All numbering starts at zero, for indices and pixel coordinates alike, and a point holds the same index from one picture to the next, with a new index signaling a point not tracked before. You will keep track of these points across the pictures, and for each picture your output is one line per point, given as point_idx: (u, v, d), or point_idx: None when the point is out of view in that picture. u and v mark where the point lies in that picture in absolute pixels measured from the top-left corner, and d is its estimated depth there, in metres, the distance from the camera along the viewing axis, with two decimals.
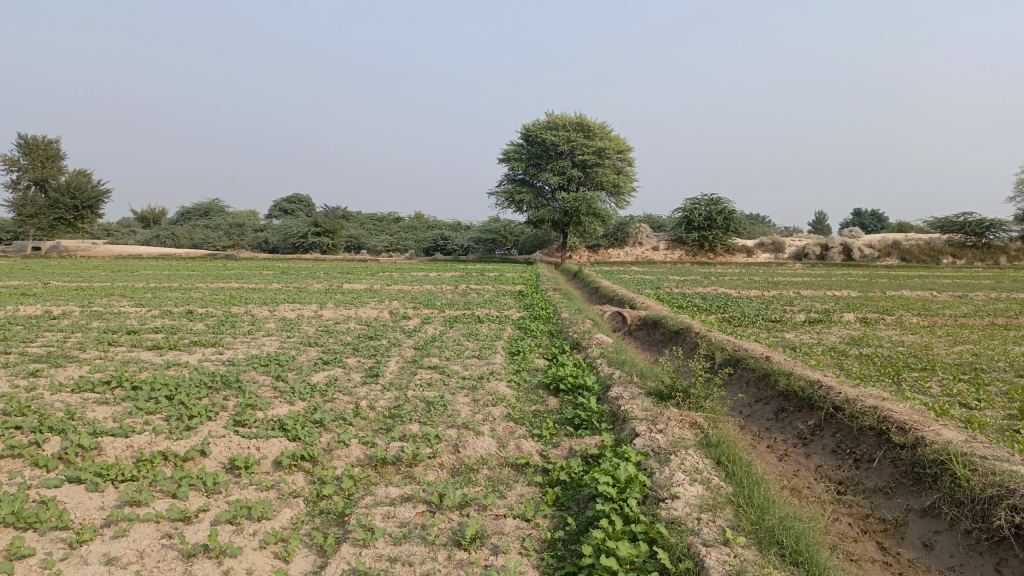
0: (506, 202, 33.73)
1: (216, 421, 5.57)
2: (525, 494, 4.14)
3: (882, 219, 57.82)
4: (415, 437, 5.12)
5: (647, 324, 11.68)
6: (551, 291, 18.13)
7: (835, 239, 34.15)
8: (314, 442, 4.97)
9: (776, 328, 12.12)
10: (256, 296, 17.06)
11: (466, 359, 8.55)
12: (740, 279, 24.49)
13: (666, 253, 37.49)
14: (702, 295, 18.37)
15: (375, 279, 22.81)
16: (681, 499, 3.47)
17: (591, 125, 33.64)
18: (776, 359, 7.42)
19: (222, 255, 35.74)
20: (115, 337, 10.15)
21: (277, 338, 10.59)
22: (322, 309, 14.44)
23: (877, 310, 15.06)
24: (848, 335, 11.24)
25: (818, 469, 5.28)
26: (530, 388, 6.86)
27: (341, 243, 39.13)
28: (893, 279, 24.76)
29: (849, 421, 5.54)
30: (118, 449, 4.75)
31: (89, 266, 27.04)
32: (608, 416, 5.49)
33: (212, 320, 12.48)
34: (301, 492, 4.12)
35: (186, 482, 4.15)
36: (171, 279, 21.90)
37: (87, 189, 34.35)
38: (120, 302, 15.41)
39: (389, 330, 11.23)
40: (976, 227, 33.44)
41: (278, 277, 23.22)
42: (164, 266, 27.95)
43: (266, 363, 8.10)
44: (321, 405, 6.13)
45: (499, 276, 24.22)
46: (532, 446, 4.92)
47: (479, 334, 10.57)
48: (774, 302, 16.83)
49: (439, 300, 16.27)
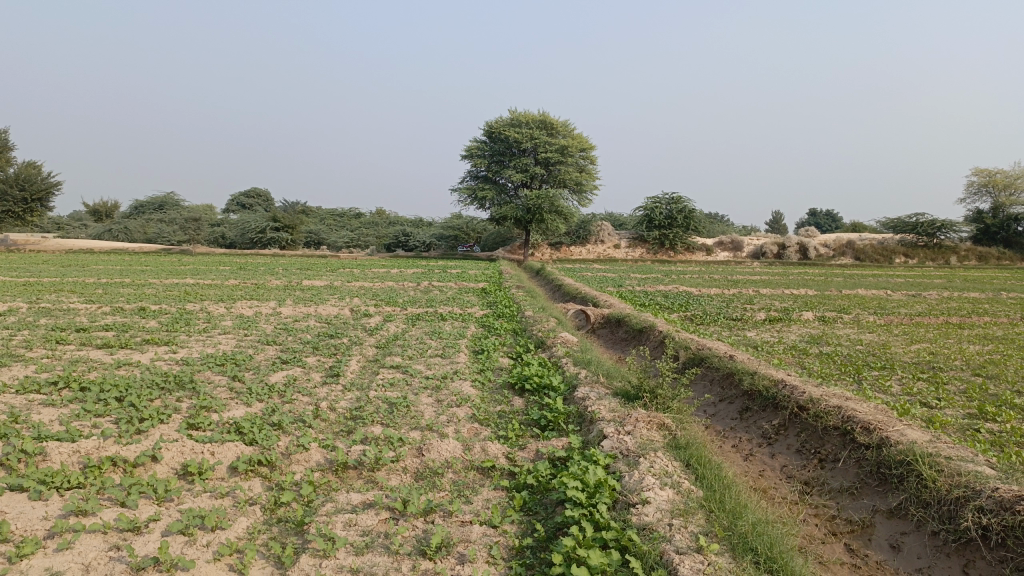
0: (468, 198, 33.51)
1: (169, 424, 5.35)
2: (491, 499, 4.04)
3: (837, 218, 59.03)
4: (377, 440, 4.99)
5: (611, 322, 11.64)
6: (514, 289, 18.06)
7: (792, 239, 34.65)
8: (271, 446, 4.80)
9: (738, 327, 12.21)
10: (212, 292, 16.67)
11: (429, 358, 8.41)
12: (701, 277, 24.68)
13: (627, 251, 37.70)
14: (664, 293, 18.47)
15: (335, 275, 22.48)
16: (652, 504, 3.39)
17: (554, 122, 33.59)
18: (740, 358, 7.43)
19: (177, 250, 34.93)
20: (64, 335, 9.78)
21: (234, 335, 10.32)
22: (282, 306, 14.16)
23: (834, 309, 15.28)
24: (808, 333, 11.37)
25: (784, 469, 5.28)
26: (494, 388, 6.75)
27: (300, 238, 38.55)
28: (848, 278, 25.24)
29: (814, 420, 5.54)
30: (64, 454, 4.52)
31: (37, 260, 26.19)
32: (575, 417, 5.41)
33: (166, 317, 12.13)
34: (258, 499, 3.96)
35: (136, 490, 3.96)
36: (124, 275, 21.33)
37: (36, 181, 33.39)
38: (69, 298, 14.91)
39: (350, 328, 11.02)
40: (927, 227, 34.06)
41: (235, 272, 22.77)
42: (117, 261, 27.23)
43: (223, 363, 7.87)
44: (279, 407, 5.95)
45: (461, 273, 24.07)
46: (497, 448, 4.82)
47: (442, 333, 10.43)
48: (734, 300, 16.97)
49: (400, 297, 16.08)
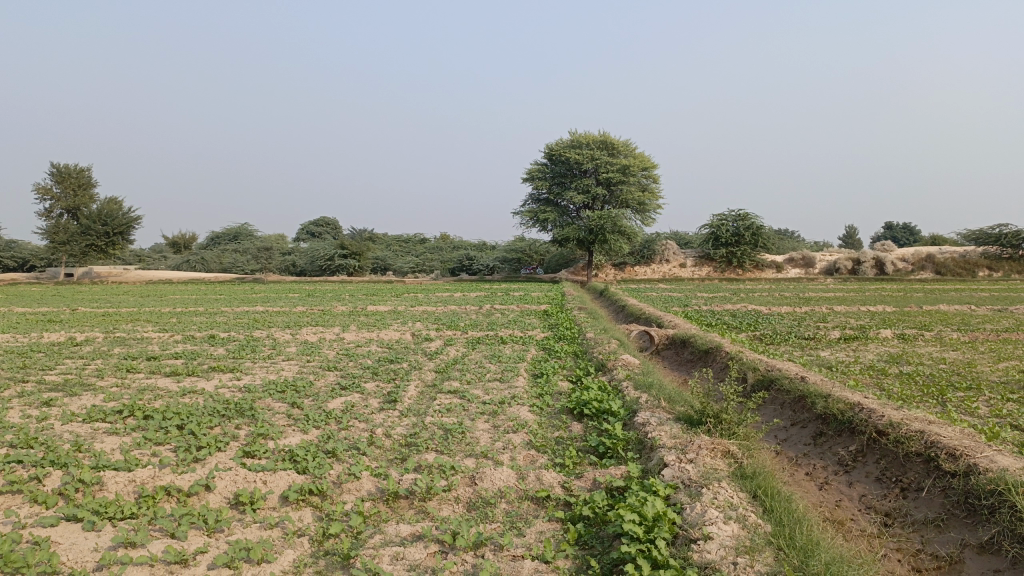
0: (531, 221, 33.49)
1: (225, 452, 5.35)
2: (544, 531, 3.85)
3: (914, 232, 56.83)
4: (430, 468, 4.87)
5: (676, 343, 11.32)
6: (577, 311, 17.80)
7: (866, 254, 33.44)
8: (323, 475, 4.72)
9: (810, 346, 11.72)
10: (279, 319, 16.96)
11: (488, 383, 8.28)
12: (770, 295, 23.94)
13: (693, 270, 37.01)
14: (731, 312, 17.96)
15: (400, 300, 22.68)
16: (714, 540, 3.15)
17: (615, 142, 33.32)
18: (813, 380, 7.06)
19: (250, 279, 35.91)
20: (135, 364, 10.03)
21: (297, 362, 10.41)
22: (345, 332, 14.28)
23: (914, 326, 14.55)
24: (886, 352, 10.81)
25: (862, 498, 4.93)
26: (553, 413, 6.57)
27: (367, 264, 39.15)
28: (928, 293, 24.12)
29: (894, 446, 5.18)
30: (120, 484, 4.53)
31: (119, 292, 27.27)
32: (635, 443, 5.18)
33: (233, 344, 12.37)
34: (307, 531, 3.87)
35: (187, 520, 3.93)
36: (198, 304, 21.96)
37: (118, 217, 34.86)
38: (145, 328, 15.38)
39: (410, 353, 11.02)
40: (1012, 238, 32.51)
41: (303, 299, 23.20)
42: (192, 291, 28.13)
43: (283, 390, 7.90)
44: (335, 434, 5.90)
45: (524, 295, 23.96)
46: (553, 477, 4.63)
47: (502, 356, 10.30)
48: (806, 318, 16.35)
49: (462, 320, 16.05)
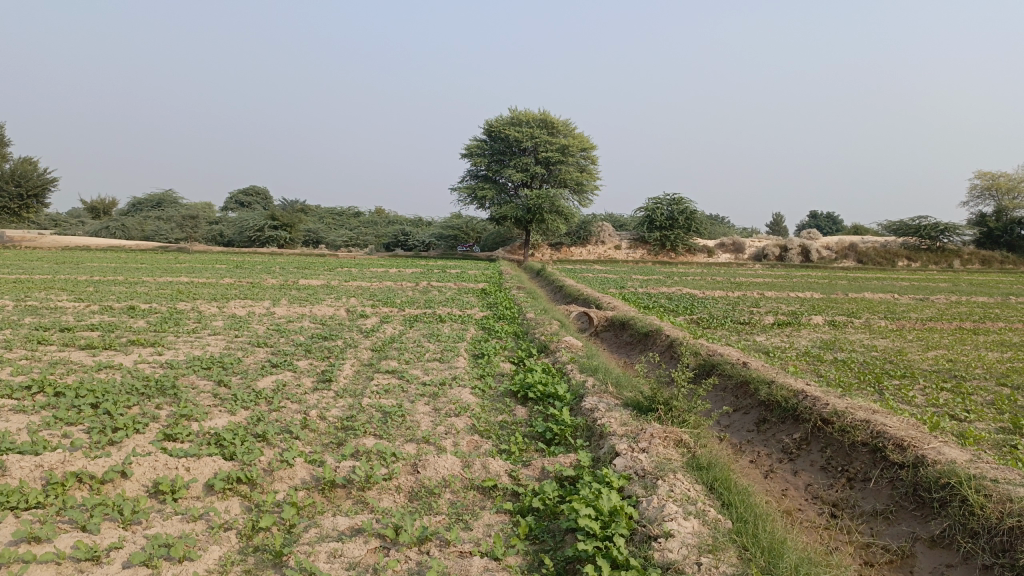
0: (468, 199, 33.07)
1: (145, 435, 4.95)
2: (493, 525, 3.64)
3: (837, 221, 58.65)
4: (369, 455, 4.59)
5: (615, 325, 11.26)
6: (514, 290, 17.63)
7: (794, 241, 34.28)
8: (252, 461, 4.39)
9: (746, 331, 11.81)
10: (205, 291, 16.25)
11: (427, 363, 7.99)
12: (704, 278, 24.25)
13: (628, 252, 37.30)
14: (668, 295, 18.02)
15: (333, 274, 22.04)
16: (677, 538, 2.99)
17: (555, 122, 33.06)
18: (754, 365, 7.03)
19: (174, 248, 34.46)
20: (46, 335, 9.36)
21: (224, 337, 9.90)
22: (276, 306, 13.73)
23: (843, 313, 14.90)
24: (819, 339, 10.98)
25: (808, 488, 4.90)
26: (495, 396, 6.37)
27: (299, 237, 38.11)
28: (853, 281, 24.85)
29: (840, 435, 5.16)
30: (25, 469, 4.09)
31: (32, 258, 25.76)
32: (583, 430, 5.02)
33: (155, 317, 11.72)
34: (235, 523, 3.57)
35: (100, 512, 3.56)
36: (117, 273, 20.85)
37: (33, 178, 32.93)
38: (59, 297, 14.48)
39: (345, 330, 10.61)
40: (930, 230, 33.79)
41: (231, 271, 22.33)
42: (113, 259, 26.79)
43: (209, 366, 7.46)
44: (266, 416, 5.55)
45: (460, 273, 23.67)
46: (499, 465, 4.41)
47: (441, 335, 10.03)
48: (740, 303, 16.56)
49: (398, 297, 15.63)
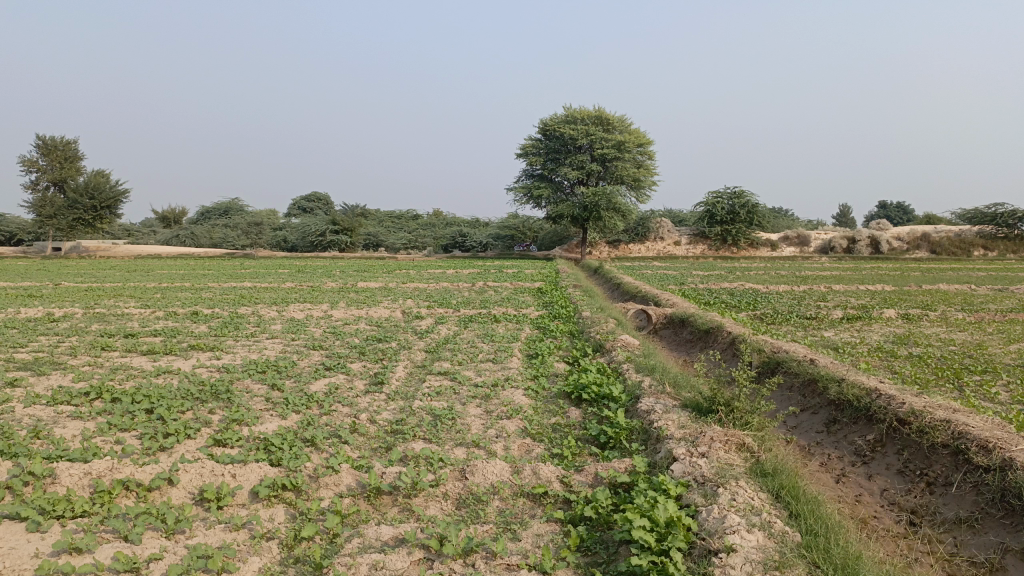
0: (524, 198, 32.91)
1: (195, 441, 4.94)
2: (542, 534, 3.46)
3: (909, 210, 56.45)
4: (417, 460, 4.45)
5: (675, 322, 10.93)
6: (572, 289, 17.35)
7: (862, 233, 33.08)
8: (298, 468, 4.30)
9: (813, 326, 11.32)
10: (266, 295, 16.47)
11: (480, 364, 7.85)
12: (767, 273, 23.52)
13: (687, 248, 36.59)
14: (730, 291, 17.49)
15: (391, 276, 22.15)
16: (740, 554, 2.75)
17: (611, 118, 32.63)
18: (823, 362, 6.66)
19: (240, 254, 35.27)
20: (111, 342, 9.57)
21: (282, 341, 9.96)
22: (334, 309, 13.83)
23: (917, 305, 14.21)
24: (892, 333, 10.45)
25: (884, 494, 4.57)
26: (549, 397, 6.18)
27: (359, 241, 38.59)
28: (926, 273, 23.78)
29: (918, 436, 4.80)
30: (74, 477, 4.09)
31: (106, 267, 26.68)
32: (639, 433, 4.79)
33: (217, 322, 11.89)
34: (276, 533, 3.48)
35: (143, 522, 3.50)
36: (184, 279, 21.39)
37: (105, 190, 34.02)
38: (127, 303, 14.87)
39: (400, 331, 10.57)
40: (1007, 218, 32.09)
41: (292, 275, 22.64)
42: (181, 266, 27.57)
43: (264, 370, 7.47)
44: (316, 419, 5.49)
45: (518, 273, 23.55)
46: (550, 470, 4.21)
47: (495, 335, 9.90)
48: (806, 297, 15.98)
49: (454, 298, 15.55)
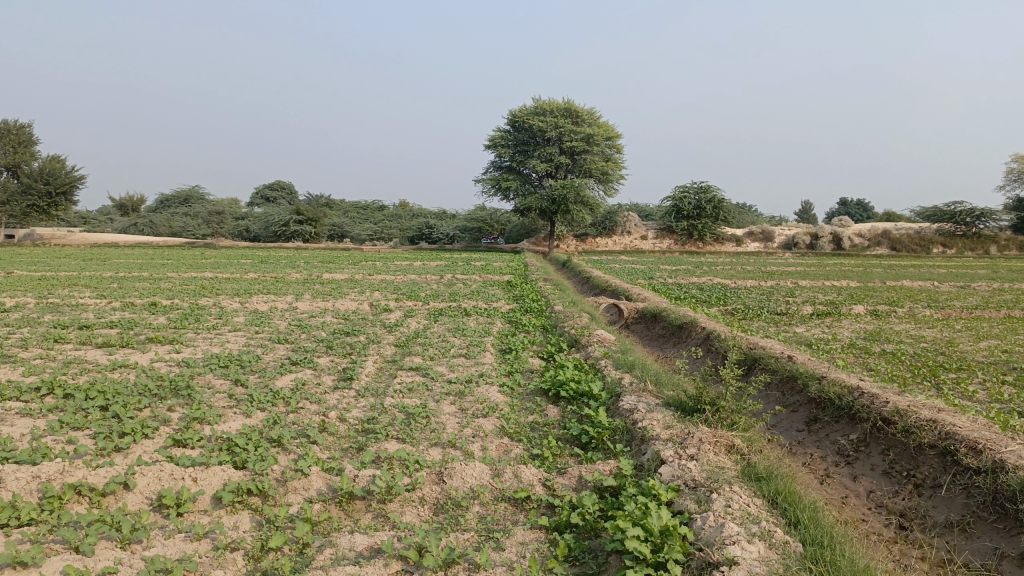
0: (492, 190, 32.66)
1: (153, 441, 4.65)
2: (527, 543, 3.27)
3: (868, 207, 57.45)
4: (391, 462, 4.23)
5: (647, 317, 10.82)
6: (541, 282, 17.22)
7: (825, 229, 33.45)
8: (264, 471, 4.04)
9: (784, 322, 11.29)
10: (229, 286, 16.04)
11: (453, 359, 7.63)
12: (734, 268, 23.63)
13: (654, 242, 36.68)
14: (698, 285, 17.47)
15: (357, 268, 21.77)
16: (743, 567, 2.61)
17: (580, 110, 32.48)
18: (802, 359, 6.57)
19: (201, 244, 34.53)
20: (64, 334, 9.13)
21: (245, 334, 9.62)
22: (299, 301, 13.48)
23: (883, 301, 14.28)
24: (863, 330, 10.45)
25: (871, 496, 4.47)
26: (525, 395, 5.99)
27: (324, 231, 38.00)
28: (888, 269, 24.06)
29: (904, 437, 4.71)
30: (20, 481, 3.76)
31: (61, 255, 25.84)
32: (622, 434, 4.63)
33: (177, 313, 11.48)
34: (242, 543, 3.23)
35: (96, 531, 3.24)
36: (144, 269, 20.77)
37: (61, 176, 32.96)
38: (82, 293, 14.33)
39: (369, 325, 10.30)
40: (965, 216, 32.77)
41: (255, 266, 22.14)
42: (140, 255, 26.82)
43: (227, 365, 7.16)
44: (283, 418, 5.23)
45: (485, 265, 23.30)
46: (532, 473, 4.01)
47: (467, 329, 9.68)
48: (774, 293, 15.99)
49: (423, 291, 15.27)
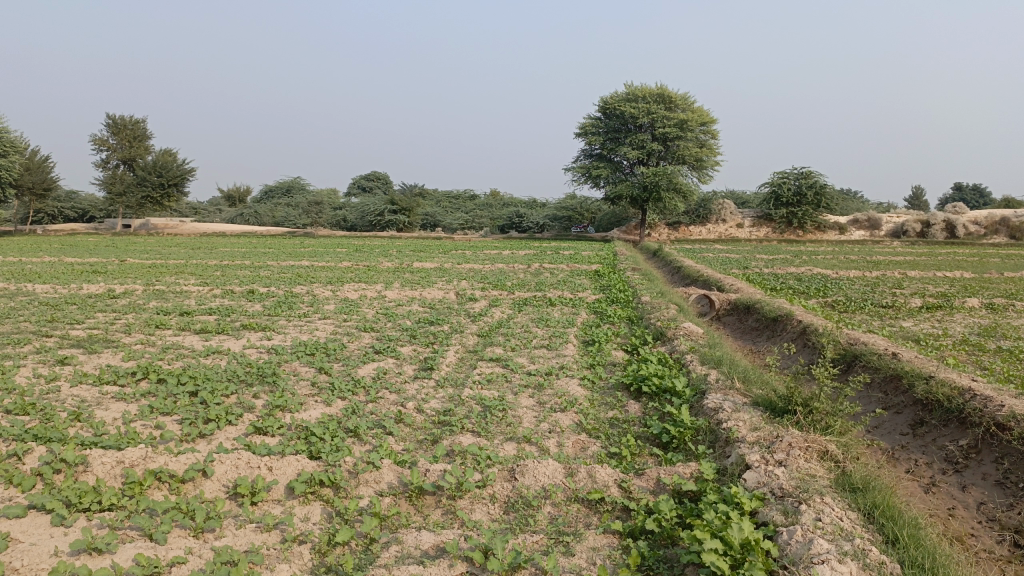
0: (582, 177, 32.34)
1: (236, 427, 4.74)
2: (598, 549, 3.11)
3: (984, 193, 53.84)
4: (464, 457, 4.15)
5: (739, 309, 10.40)
6: (631, 271, 16.89)
7: (937, 216, 31.47)
8: (337, 463, 4.03)
9: (890, 316, 10.62)
10: (322, 274, 16.43)
11: (534, 351, 7.50)
12: (836, 258, 22.50)
13: (750, 231, 35.47)
14: (797, 276, 16.70)
15: (447, 257, 21.92)
16: None
17: (673, 95, 31.66)
18: (907, 357, 6.11)
19: (301, 233, 35.63)
20: (165, 320, 9.52)
21: (333, 322, 9.78)
22: (388, 289, 13.64)
23: (1002, 294, 13.24)
24: (978, 325, 9.72)
25: (982, 507, 4.07)
26: (606, 389, 5.80)
27: (416, 220, 38.57)
28: (1008, 259, 22.35)
29: (1021, 445, 4.27)
30: (106, 465, 3.88)
31: (172, 243, 27.17)
32: (706, 434, 4.39)
33: (271, 301, 11.83)
34: (309, 536, 3.21)
35: (171, 519, 3.29)
36: (245, 257, 21.57)
37: (172, 168, 34.58)
38: (187, 281, 14.98)
39: (453, 314, 10.30)
40: None
41: (350, 255, 22.69)
42: (243, 244, 27.87)
43: (312, 353, 7.27)
44: (361, 407, 5.23)
45: (574, 254, 23.03)
46: (608, 474, 3.84)
47: (551, 319, 9.52)
48: (880, 284, 15.09)
49: (509, 280, 15.20)
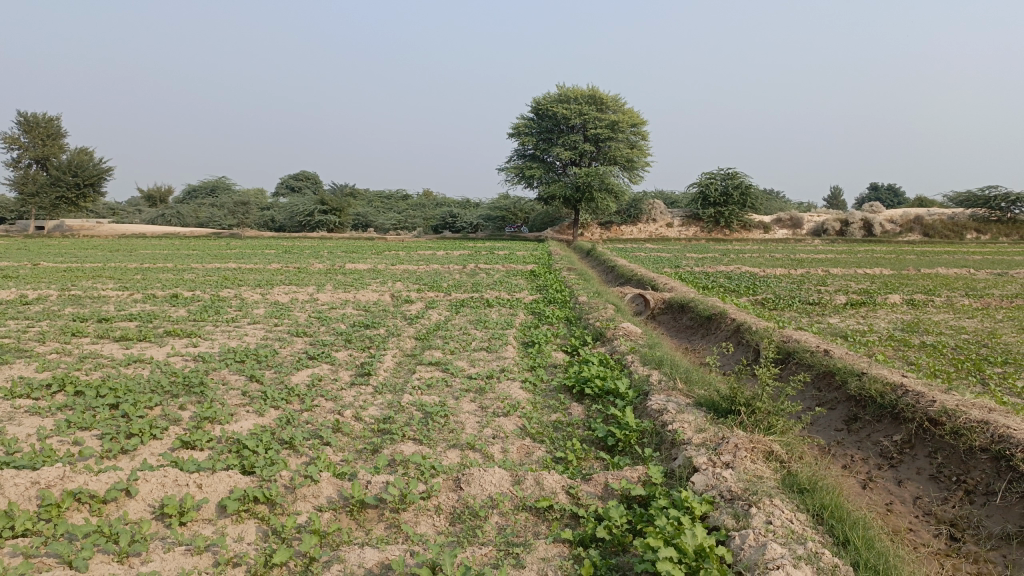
0: (516, 177, 32.40)
1: (162, 442, 4.48)
2: (549, 560, 3.03)
3: (899, 193, 56.22)
4: (406, 467, 4.01)
5: (673, 308, 10.53)
6: (565, 271, 16.97)
7: (856, 214, 32.69)
8: (272, 477, 3.83)
9: (817, 312, 10.89)
10: (251, 277, 15.93)
11: (473, 353, 7.39)
12: (761, 256, 23.11)
13: (680, 230, 36.14)
14: (727, 274, 17.02)
15: (381, 258, 21.58)
16: None
17: (604, 97, 32.03)
18: (840, 354, 6.24)
19: (227, 234, 34.57)
20: (82, 327, 9.02)
21: (263, 327, 9.45)
22: (320, 292, 13.31)
23: (919, 290, 13.78)
24: (900, 320, 10.05)
25: (918, 502, 4.17)
26: (548, 392, 5.74)
27: (347, 221, 37.92)
28: (922, 256, 23.37)
29: (953, 439, 4.39)
30: (18, 487, 3.58)
31: (88, 246, 25.96)
32: (651, 436, 4.37)
33: (197, 305, 11.37)
34: (244, 558, 3.03)
35: (92, 543, 3.06)
36: (169, 260, 20.76)
37: (88, 168, 33.21)
38: (105, 285, 14.30)
39: (389, 316, 10.10)
40: (1000, 201, 31.89)
41: (279, 256, 22.10)
42: (166, 246, 26.86)
43: (242, 360, 6.99)
44: (296, 416, 5.02)
45: (508, 254, 23.01)
46: (555, 480, 3.76)
47: (488, 321, 9.43)
48: (806, 281, 15.52)
49: (445, 281, 15.04)
